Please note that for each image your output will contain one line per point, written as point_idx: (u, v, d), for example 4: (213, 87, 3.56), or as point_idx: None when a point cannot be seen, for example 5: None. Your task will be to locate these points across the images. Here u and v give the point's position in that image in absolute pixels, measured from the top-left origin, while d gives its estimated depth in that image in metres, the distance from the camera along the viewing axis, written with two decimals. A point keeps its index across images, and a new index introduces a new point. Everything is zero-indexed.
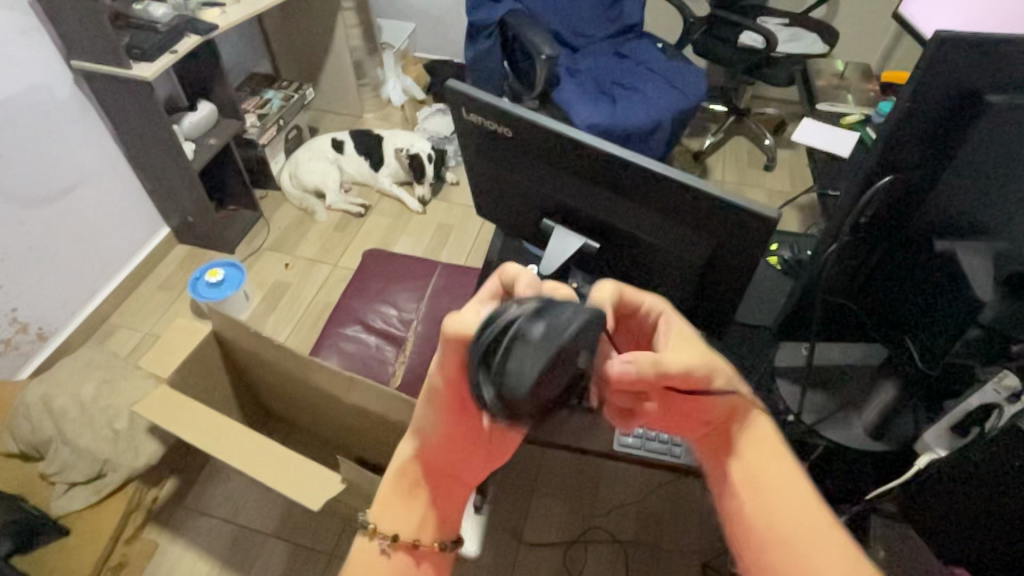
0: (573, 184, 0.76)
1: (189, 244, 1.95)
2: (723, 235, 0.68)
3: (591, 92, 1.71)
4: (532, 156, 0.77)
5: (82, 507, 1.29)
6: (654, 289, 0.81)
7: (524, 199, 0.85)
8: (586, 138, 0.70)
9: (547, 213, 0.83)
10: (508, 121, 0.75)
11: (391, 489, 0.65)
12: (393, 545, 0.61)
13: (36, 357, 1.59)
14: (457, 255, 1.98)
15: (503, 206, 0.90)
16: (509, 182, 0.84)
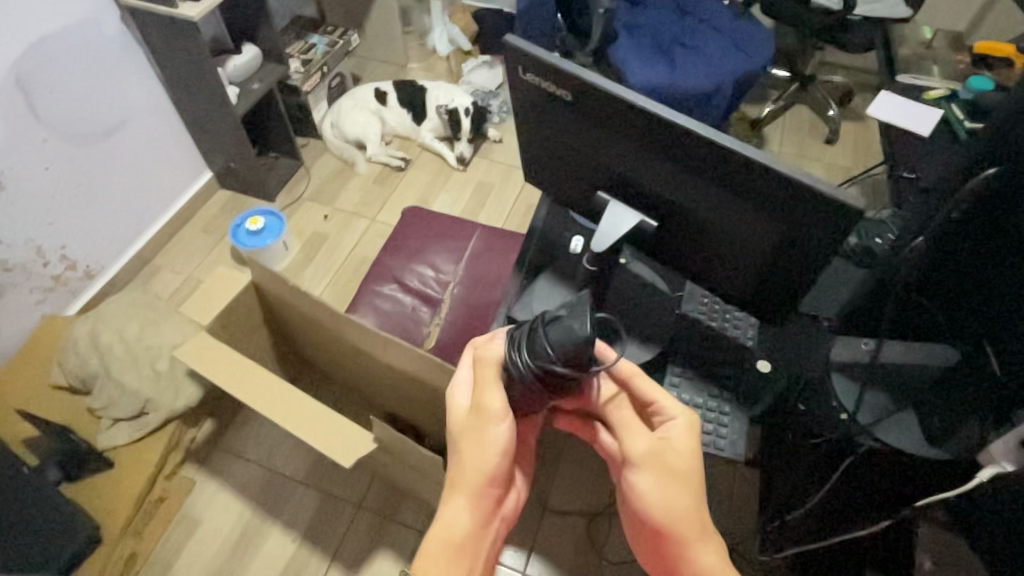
0: (635, 156, 0.71)
1: (231, 189, 1.95)
2: (798, 222, 0.62)
3: (648, 51, 1.61)
4: (593, 123, 0.72)
5: (125, 442, 1.34)
6: (713, 274, 0.77)
7: (579, 169, 0.80)
8: (656, 107, 0.64)
9: (602, 184, 0.79)
10: (570, 84, 0.70)
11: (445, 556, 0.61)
12: None
13: (84, 293, 1.63)
14: (496, 216, 1.94)
15: (555, 174, 0.85)
16: (563, 149, 0.79)
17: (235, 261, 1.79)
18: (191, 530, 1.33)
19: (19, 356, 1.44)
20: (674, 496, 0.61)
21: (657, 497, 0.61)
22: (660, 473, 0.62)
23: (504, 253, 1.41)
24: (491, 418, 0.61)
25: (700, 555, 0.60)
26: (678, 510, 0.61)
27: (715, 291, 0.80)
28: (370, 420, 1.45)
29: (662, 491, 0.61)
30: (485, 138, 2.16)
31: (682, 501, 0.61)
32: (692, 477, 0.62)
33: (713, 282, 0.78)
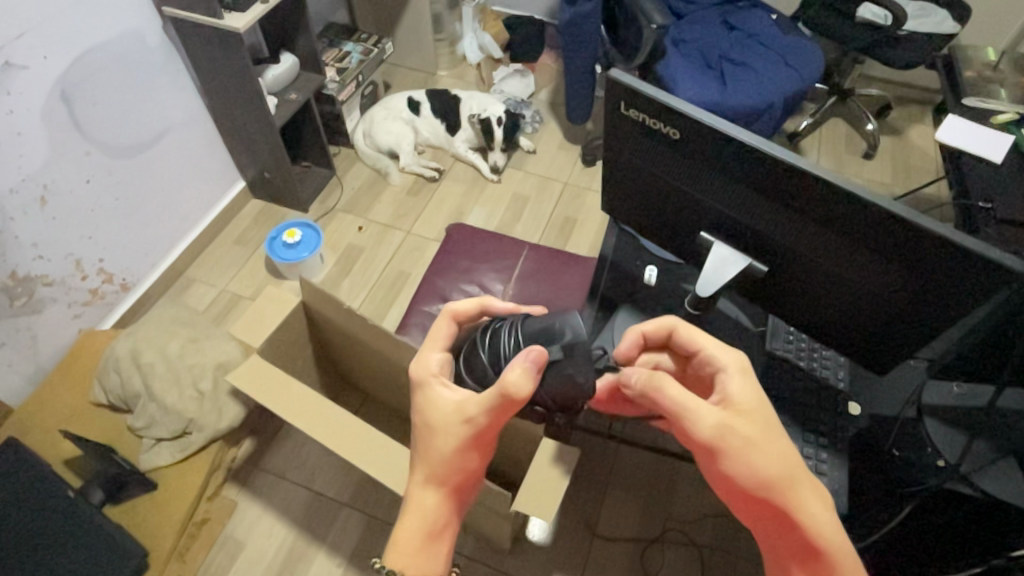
0: (741, 196, 0.69)
1: (264, 199, 1.93)
2: (935, 280, 0.60)
3: (697, 67, 1.59)
4: (697, 160, 0.70)
5: (167, 463, 1.31)
6: (821, 315, 0.75)
7: (678, 208, 0.78)
8: (776, 150, 0.61)
9: (699, 218, 0.77)
10: (679, 122, 0.67)
11: (414, 534, 0.64)
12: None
13: (119, 306, 1.60)
14: (533, 230, 1.91)
15: (645, 208, 0.83)
16: (657, 182, 0.77)
17: (271, 273, 1.76)
18: (235, 552, 1.31)
19: (59, 373, 1.42)
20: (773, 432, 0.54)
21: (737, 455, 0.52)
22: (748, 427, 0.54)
23: (552, 273, 1.39)
24: (431, 384, 0.69)
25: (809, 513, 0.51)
26: (787, 456, 0.52)
27: (807, 327, 0.79)
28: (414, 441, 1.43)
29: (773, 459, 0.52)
30: (518, 148, 2.12)
31: (779, 448, 0.53)
32: (777, 424, 0.54)
33: (808, 319, 0.77)
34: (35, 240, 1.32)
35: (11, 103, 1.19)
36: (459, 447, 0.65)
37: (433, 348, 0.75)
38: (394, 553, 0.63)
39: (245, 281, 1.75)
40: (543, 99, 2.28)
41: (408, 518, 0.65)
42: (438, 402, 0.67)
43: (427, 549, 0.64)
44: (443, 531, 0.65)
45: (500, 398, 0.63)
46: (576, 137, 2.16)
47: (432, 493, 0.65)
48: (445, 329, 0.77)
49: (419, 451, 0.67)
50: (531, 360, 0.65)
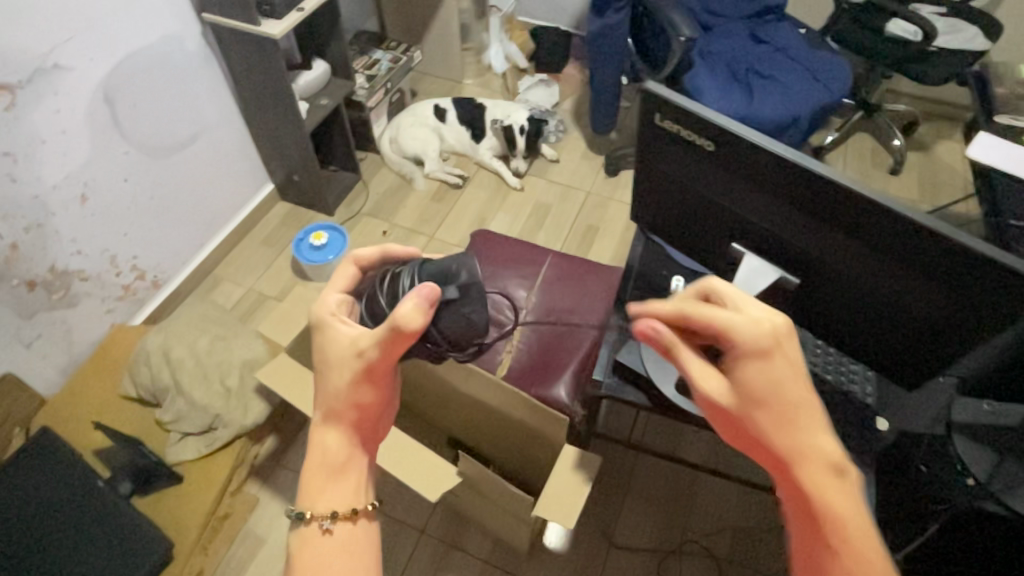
0: (757, 200, 0.70)
1: (291, 202, 1.97)
2: (970, 299, 0.60)
3: (724, 80, 1.59)
4: (718, 167, 0.72)
5: (193, 458, 1.33)
6: (850, 328, 0.75)
7: (711, 220, 0.79)
8: (796, 157, 0.64)
9: (725, 228, 0.78)
10: (717, 135, 0.68)
11: (321, 471, 0.66)
12: (332, 521, 0.63)
13: (149, 303, 1.63)
14: (554, 238, 1.92)
15: (676, 218, 0.84)
16: (682, 191, 0.79)
17: (296, 274, 1.80)
18: (257, 547, 1.33)
19: (91, 365, 1.46)
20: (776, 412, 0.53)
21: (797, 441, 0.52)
22: (762, 409, 0.53)
23: (577, 281, 1.39)
24: (324, 319, 0.70)
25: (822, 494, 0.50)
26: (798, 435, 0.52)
27: (826, 333, 0.80)
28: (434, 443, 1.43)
29: (802, 434, 0.52)
30: (541, 157, 2.14)
31: (816, 433, 0.52)
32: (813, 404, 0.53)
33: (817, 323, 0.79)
34: (74, 236, 1.36)
35: (59, 103, 1.24)
36: (351, 380, 0.66)
37: (333, 288, 0.76)
38: (309, 493, 0.65)
39: (271, 281, 1.78)
40: (568, 108, 2.30)
41: (312, 457, 0.66)
42: (335, 337, 0.68)
43: (335, 483, 0.66)
44: (355, 457, 0.67)
45: (389, 329, 0.63)
46: (599, 146, 2.17)
47: (339, 427, 0.66)
48: (345, 275, 0.79)
49: (321, 392, 0.67)
50: (425, 298, 0.64)
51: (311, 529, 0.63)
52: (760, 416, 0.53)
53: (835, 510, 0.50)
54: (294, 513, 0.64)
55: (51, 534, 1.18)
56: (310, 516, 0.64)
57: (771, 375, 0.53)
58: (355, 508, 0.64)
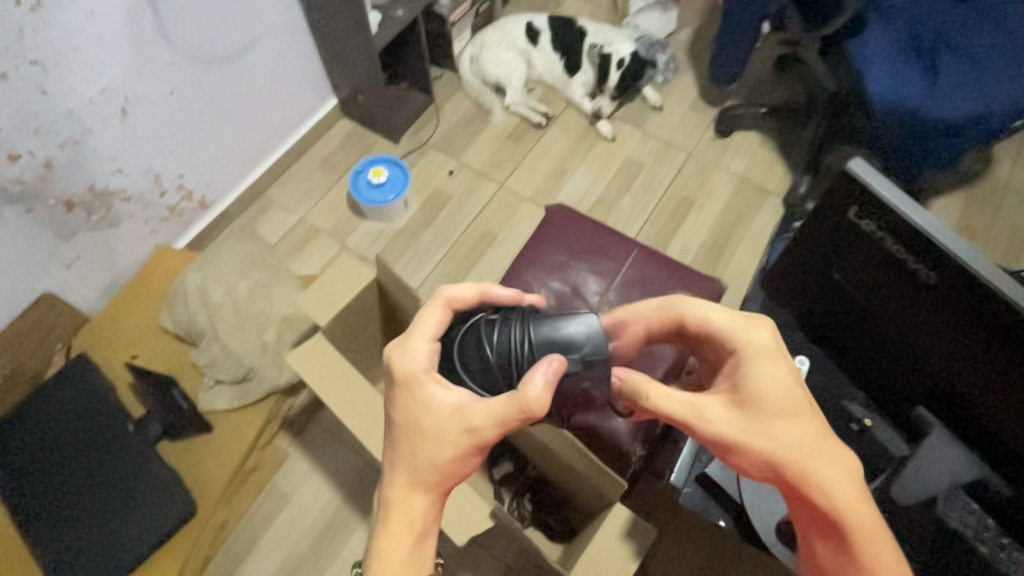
0: (903, 305, 0.67)
1: (355, 120, 1.77)
2: None
3: (900, 52, 1.24)
4: (885, 262, 0.66)
5: (224, 409, 1.28)
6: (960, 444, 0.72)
7: (848, 294, 0.75)
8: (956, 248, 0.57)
9: (859, 305, 0.74)
10: (890, 221, 0.62)
11: (399, 555, 0.60)
12: None
13: (196, 223, 1.53)
14: (641, 207, 1.66)
15: (808, 277, 0.80)
16: (803, 247, 0.77)
17: (351, 209, 1.64)
18: (281, 505, 1.31)
19: (132, 289, 1.38)
20: (786, 424, 0.57)
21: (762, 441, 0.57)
22: (776, 424, 0.57)
23: (662, 292, 1.17)
24: (424, 380, 0.65)
25: (834, 481, 0.55)
26: (801, 436, 0.57)
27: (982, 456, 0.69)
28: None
29: (784, 428, 0.57)
30: (643, 101, 1.83)
31: (792, 428, 0.57)
32: (792, 406, 0.58)
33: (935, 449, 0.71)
34: (115, 153, 1.24)
35: (93, 5, 1.06)
36: (458, 457, 0.61)
37: (421, 335, 0.68)
38: (380, 566, 0.59)
39: (323, 214, 1.64)
40: (683, 41, 1.92)
41: (393, 519, 0.61)
42: (440, 404, 0.63)
43: (416, 551, 0.61)
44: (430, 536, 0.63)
45: (518, 415, 0.60)
46: (712, 98, 1.82)
47: (421, 504, 0.62)
48: (437, 319, 0.69)
49: (410, 463, 0.62)
50: (553, 373, 0.62)
51: None
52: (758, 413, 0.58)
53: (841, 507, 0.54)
54: None
55: (84, 469, 1.18)
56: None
57: (767, 375, 0.60)
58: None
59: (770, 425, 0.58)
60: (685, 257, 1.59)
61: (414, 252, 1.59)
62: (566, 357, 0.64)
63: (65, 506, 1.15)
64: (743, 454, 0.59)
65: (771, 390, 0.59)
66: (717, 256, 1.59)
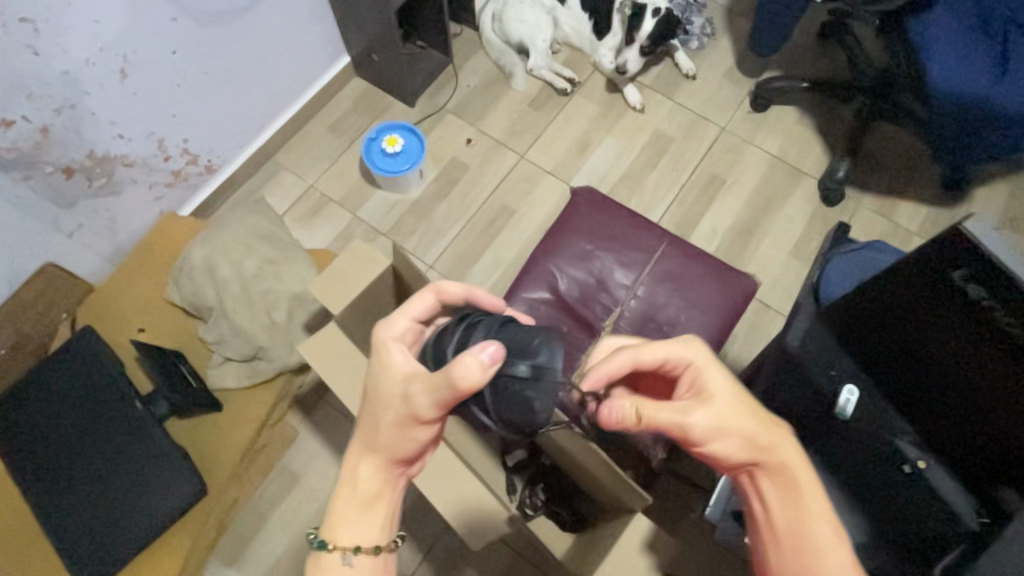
0: (981, 356, 0.75)
1: (368, 81, 1.67)
2: None
3: (968, 31, 1.14)
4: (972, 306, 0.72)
5: (234, 387, 1.25)
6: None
7: (933, 334, 0.79)
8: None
9: (941, 345, 0.79)
10: (985, 272, 0.67)
11: (348, 505, 0.65)
12: (355, 557, 0.62)
13: (202, 189, 1.46)
14: (668, 185, 1.58)
15: (884, 316, 0.85)
16: (880, 287, 0.83)
17: (363, 177, 1.57)
18: (292, 484, 1.30)
19: (136, 258, 1.33)
20: (742, 411, 0.62)
21: (721, 424, 0.61)
22: (742, 425, 0.61)
23: (691, 289, 1.12)
24: (384, 348, 0.68)
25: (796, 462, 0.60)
26: (754, 415, 0.62)
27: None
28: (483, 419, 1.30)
29: (745, 415, 0.62)
30: (675, 68, 1.71)
31: (749, 416, 0.62)
32: (745, 400, 0.63)
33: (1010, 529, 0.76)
34: (114, 117, 1.16)
35: None
36: (399, 424, 0.65)
37: (404, 315, 0.72)
38: (334, 518, 0.64)
39: (334, 182, 1.56)
40: (722, 3, 1.78)
41: (345, 481, 0.66)
42: (387, 372, 0.67)
43: (372, 508, 0.65)
44: (386, 495, 0.66)
45: (452, 391, 0.60)
46: (749, 68, 1.70)
47: (373, 465, 0.66)
48: (422, 304, 0.73)
49: (363, 427, 0.67)
50: (492, 358, 0.59)
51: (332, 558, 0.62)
52: (716, 401, 0.63)
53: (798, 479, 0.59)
54: (315, 541, 0.63)
55: (93, 445, 1.16)
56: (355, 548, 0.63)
57: (721, 380, 0.65)
58: (380, 544, 0.64)
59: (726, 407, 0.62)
60: (712, 241, 1.52)
61: (428, 226, 1.52)
62: (513, 358, 0.61)
63: (74, 483, 1.14)
64: (718, 442, 0.61)
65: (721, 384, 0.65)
66: (745, 241, 1.52)
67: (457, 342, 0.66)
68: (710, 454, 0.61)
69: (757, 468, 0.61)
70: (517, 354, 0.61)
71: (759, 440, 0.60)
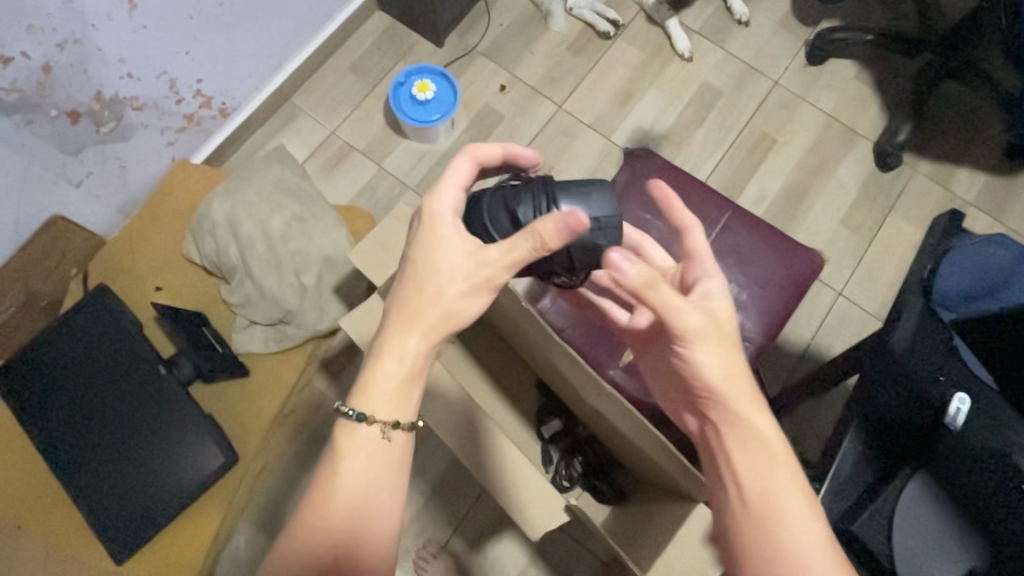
0: None
1: (392, 16, 1.52)
2: None
3: None
4: None
5: (262, 352, 1.19)
6: None
7: None
8: None
9: None
10: None
11: (387, 378, 0.62)
12: (393, 431, 0.63)
13: (216, 134, 1.34)
14: (714, 144, 1.48)
15: None
16: None
17: (388, 125, 1.45)
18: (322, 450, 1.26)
19: (151, 210, 1.24)
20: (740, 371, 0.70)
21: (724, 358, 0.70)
22: (741, 378, 0.70)
23: (755, 265, 1.05)
24: (439, 219, 0.66)
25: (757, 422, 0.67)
26: (744, 393, 0.69)
27: None
28: (517, 388, 1.24)
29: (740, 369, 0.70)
30: (726, 12, 1.57)
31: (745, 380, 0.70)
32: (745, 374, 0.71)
33: None
34: (122, 54, 1.04)
35: None
36: (467, 293, 0.63)
37: (451, 185, 0.68)
38: (368, 395, 0.62)
39: (357, 129, 1.45)
40: None
41: (388, 355, 0.63)
42: (447, 250, 0.64)
43: (413, 391, 0.64)
44: (423, 367, 0.64)
45: (530, 253, 0.62)
46: (807, 15, 1.57)
47: (414, 340, 0.63)
48: (466, 172, 0.69)
49: (410, 297, 0.64)
50: (569, 228, 0.60)
51: (371, 430, 0.62)
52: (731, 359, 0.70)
53: (756, 463, 0.65)
54: (355, 414, 0.61)
55: (117, 410, 1.10)
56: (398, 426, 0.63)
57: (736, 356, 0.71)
58: (414, 422, 0.64)
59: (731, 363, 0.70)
60: (759, 206, 1.44)
61: None
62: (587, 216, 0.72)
63: (100, 449, 1.09)
64: (723, 392, 0.69)
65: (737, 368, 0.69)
66: (793, 207, 1.44)
67: (523, 210, 0.71)
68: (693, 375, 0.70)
69: (718, 417, 0.69)
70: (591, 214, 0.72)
71: (730, 397, 0.68)
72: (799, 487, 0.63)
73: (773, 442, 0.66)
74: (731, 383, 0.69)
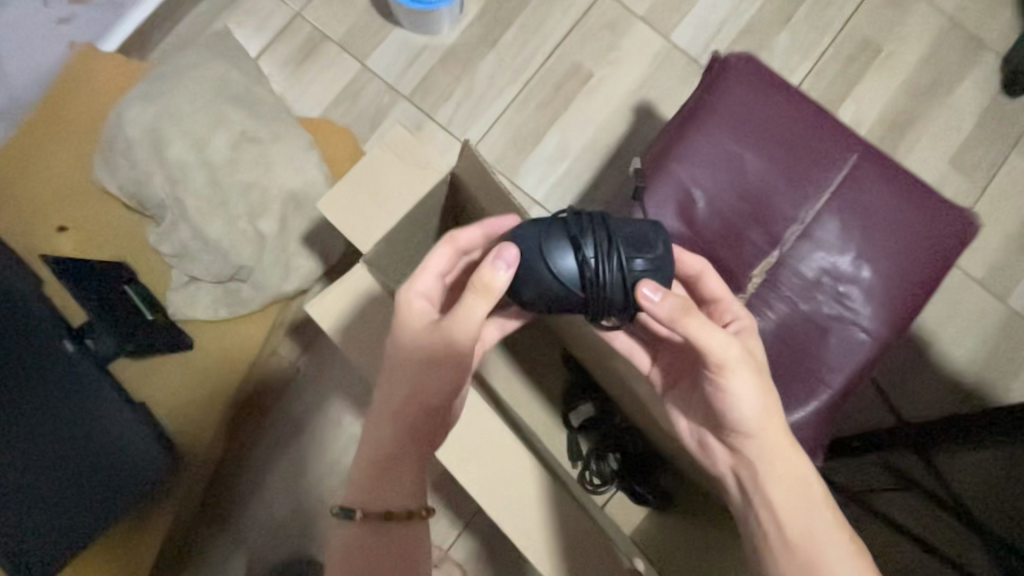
0: None
1: None
2: None
3: None
4: None
5: (208, 318, 0.89)
6: None
7: None
8: None
9: None
10: None
11: (365, 469, 0.55)
12: (390, 519, 0.54)
13: (134, 11, 0.97)
14: (801, 50, 1.13)
15: None
16: None
17: (374, 7, 1.07)
18: (292, 435, 0.99)
19: (46, 118, 0.90)
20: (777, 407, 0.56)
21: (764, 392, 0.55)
22: (775, 415, 0.55)
23: (888, 233, 0.76)
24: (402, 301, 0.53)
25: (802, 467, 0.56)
26: (782, 440, 0.55)
27: None
28: (545, 372, 1.01)
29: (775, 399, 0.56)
30: None
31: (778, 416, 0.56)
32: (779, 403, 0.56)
33: None
34: None
35: None
36: (424, 373, 0.53)
37: (430, 273, 0.53)
38: (360, 492, 0.55)
39: (332, 12, 1.07)
40: None
41: (361, 467, 0.55)
42: (404, 338, 0.53)
43: (392, 471, 0.54)
44: (415, 455, 0.54)
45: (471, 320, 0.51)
46: None
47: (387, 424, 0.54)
48: (446, 259, 0.54)
49: (376, 411, 0.55)
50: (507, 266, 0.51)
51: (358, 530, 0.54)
52: (769, 389, 0.56)
53: (817, 530, 0.52)
54: (345, 514, 0.55)
55: None
56: (364, 514, 0.54)
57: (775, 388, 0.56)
58: (415, 509, 0.55)
59: (770, 396, 0.55)
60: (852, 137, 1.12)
61: (468, 89, 1.07)
62: (643, 254, 0.52)
63: None
64: (755, 432, 0.55)
65: (772, 404, 0.55)
66: (894, 141, 1.13)
67: (564, 257, 0.51)
68: (721, 408, 0.56)
69: (749, 462, 0.57)
70: (648, 251, 0.52)
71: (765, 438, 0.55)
72: (852, 547, 0.52)
73: (815, 498, 0.54)
74: (771, 425, 0.55)
